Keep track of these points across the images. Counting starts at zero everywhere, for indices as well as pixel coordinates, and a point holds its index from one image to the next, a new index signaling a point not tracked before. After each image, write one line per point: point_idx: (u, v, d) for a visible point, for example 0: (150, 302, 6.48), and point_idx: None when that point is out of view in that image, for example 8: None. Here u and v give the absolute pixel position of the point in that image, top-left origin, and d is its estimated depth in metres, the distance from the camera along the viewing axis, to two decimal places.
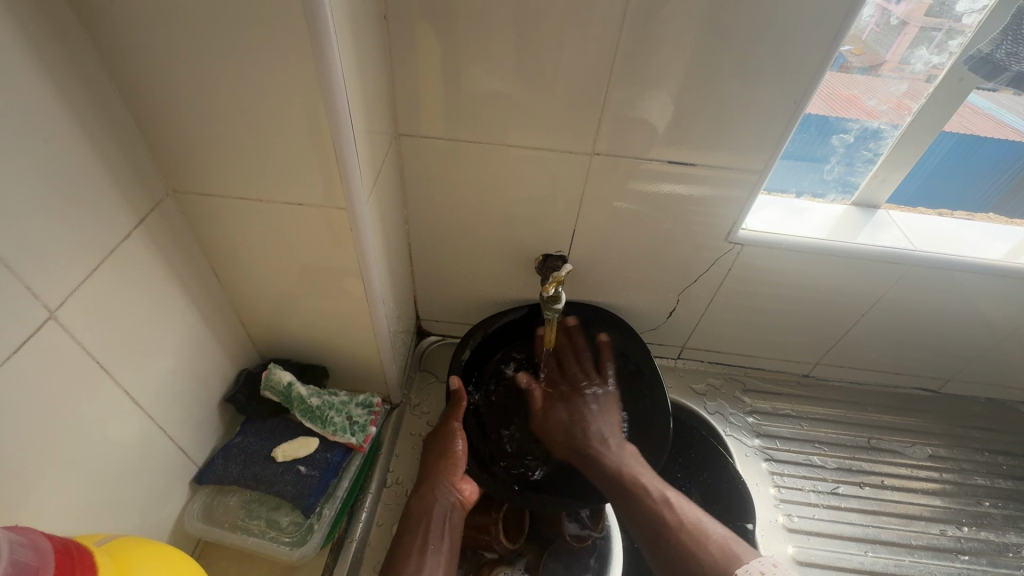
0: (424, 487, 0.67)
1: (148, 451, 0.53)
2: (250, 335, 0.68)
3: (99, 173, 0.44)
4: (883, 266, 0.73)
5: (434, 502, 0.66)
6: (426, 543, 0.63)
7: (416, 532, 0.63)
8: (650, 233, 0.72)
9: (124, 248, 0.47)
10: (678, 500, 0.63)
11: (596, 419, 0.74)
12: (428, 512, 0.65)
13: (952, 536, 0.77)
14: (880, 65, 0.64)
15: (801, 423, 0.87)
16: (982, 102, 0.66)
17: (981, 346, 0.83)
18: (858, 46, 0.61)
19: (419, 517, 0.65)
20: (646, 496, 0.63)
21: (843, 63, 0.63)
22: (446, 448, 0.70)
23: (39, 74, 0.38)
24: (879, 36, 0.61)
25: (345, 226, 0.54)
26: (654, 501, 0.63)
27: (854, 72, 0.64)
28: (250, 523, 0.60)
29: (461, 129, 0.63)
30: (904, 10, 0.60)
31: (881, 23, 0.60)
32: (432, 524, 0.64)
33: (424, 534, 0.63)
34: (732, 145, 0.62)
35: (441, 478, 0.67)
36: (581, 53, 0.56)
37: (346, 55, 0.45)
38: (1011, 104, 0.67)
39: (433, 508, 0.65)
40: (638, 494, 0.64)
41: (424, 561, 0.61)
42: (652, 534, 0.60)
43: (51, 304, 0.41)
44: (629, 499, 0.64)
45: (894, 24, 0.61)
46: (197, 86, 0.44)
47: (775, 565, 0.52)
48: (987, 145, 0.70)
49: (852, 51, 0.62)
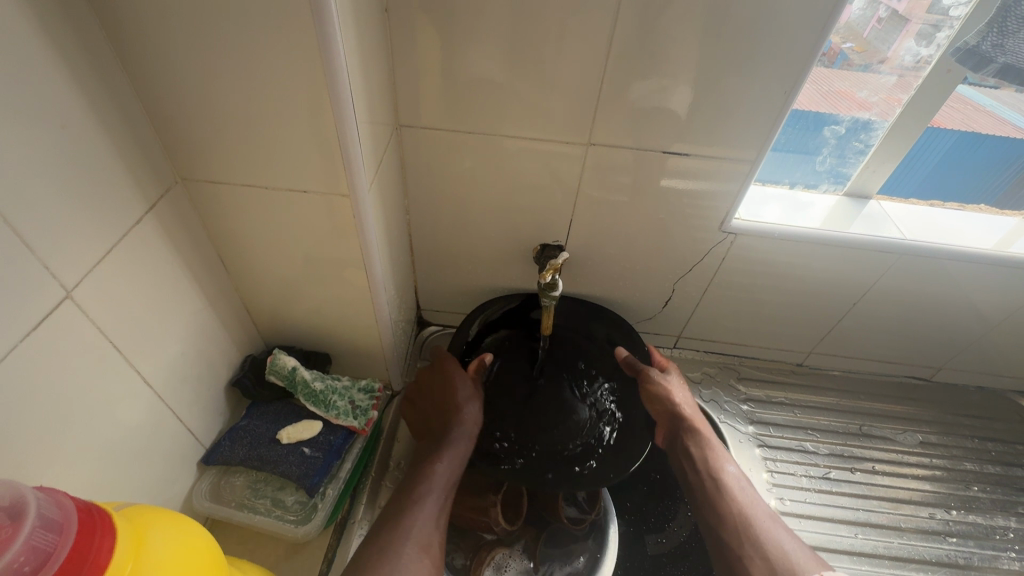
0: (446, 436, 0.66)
1: (157, 430, 0.55)
2: (255, 322, 0.69)
3: (112, 160, 0.45)
4: (873, 255, 0.74)
5: (455, 451, 0.65)
6: (441, 487, 0.61)
7: (433, 476, 0.62)
8: (645, 223, 0.74)
9: (135, 232, 0.49)
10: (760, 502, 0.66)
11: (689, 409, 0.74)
12: (449, 457, 0.64)
13: (941, 519, 0.78)
14: (881, 61, 0.66)
15: (795, 410, 0.88)
16: (982, 96, 0.69)
17: (971, 334, 0.85)
18: (858, 44, 0.64)
19: (437, 461, 0.63)
20: (732, 490, 0.66)
21: (844, 60, 0.65)
22: (466, 405, 0.70)
23: (56, 62, 0.39)
24: (880, 35, 0.64)
25: (348, 213, 0.55)
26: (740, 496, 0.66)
27: (857, 69, 0.66)
28: (256, 502, 0.62)
29: (461, 120, 0.65)
30: (906, 6, 0.62)
31: (880, 21, 0.63)
32: (451, 471, 0.63)
33: (442, 478, 0.62)
34: (725, 135, 0.64)
35: (463, 430, 0.67)
36: (578, 46, 0.58)
37: (349, 47, 0.46)
38: (1012, 102, 0.70)
39: (452, 453, 0.65)
40: (723, 488, 0.67)
41: (437, 505, 0.59)
42: (730, 527, 0.63)
43: (67, 283, 0.42)
44: (714, 492, 0.67)
45: (893, 21, 0.63)
46: (206, 76, 0.45)
47: None
48: (986, 144, 0.72)
49: (852, 49, 0.64)
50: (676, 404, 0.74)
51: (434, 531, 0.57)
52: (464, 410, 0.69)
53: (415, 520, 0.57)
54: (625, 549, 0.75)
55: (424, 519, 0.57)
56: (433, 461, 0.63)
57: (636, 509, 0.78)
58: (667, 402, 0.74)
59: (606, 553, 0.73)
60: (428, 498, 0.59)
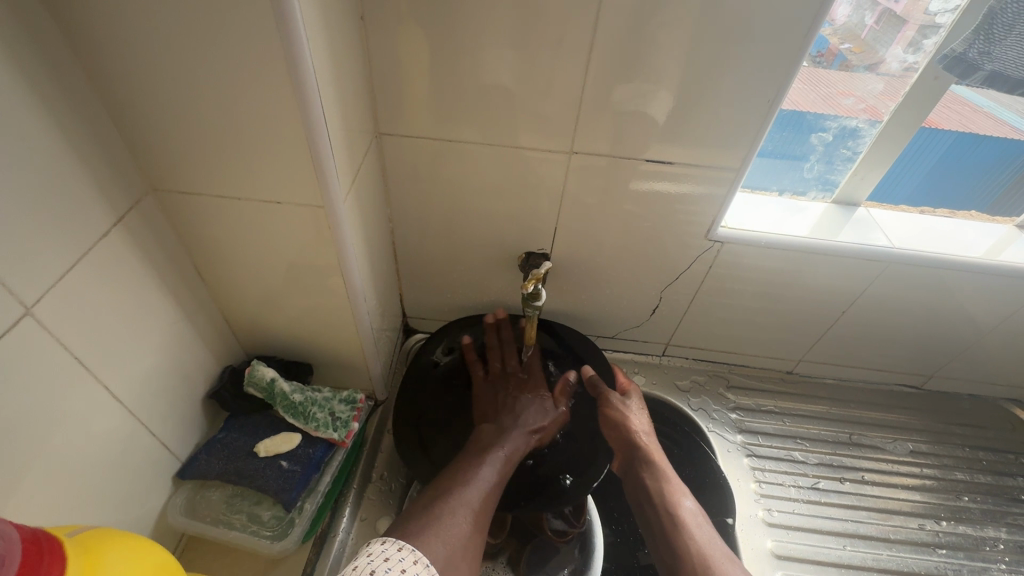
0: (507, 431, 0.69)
1: (130, 446, 0.54)
2: (235, 332, 0.69)
3: (76, 171, 0.44)
4: (862, 263, 0.73)
5: (510, 446, 0.67)
6: (495, 474, 0.63)
7: (490, 462, 0.64)
8: (631, 231, 0.73)
9: (103, 245, 0.48)
10: (719, 544, 0.64)
11: (644, 435, 0.74)
12: (505, 451, 0.66)
13: (930, 530, 0.78)
14: (879, 64, 0.65)
15: (784, 419, 0.87)
16: (980, 99, 0.68)
17: (963, 341, 0.84)
18: (857, 44, 0.63)
19: (498, 451, 0.66)
20: (690, 529, 0.65)
21: (842, 61, 0.64)
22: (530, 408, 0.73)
23: (17, 77, 0.38)
24: (879, 35, 0.63)
25: (324, 224, 0.55)
26: (697, 537, 0.64)
27: (856, 71, 0.65)
28: (232, 517, 0.61)
29: (441, 128, 0.64)
30: (904, 7, 0.61)
31: (879, 21, 0.62)
32: (505, 462, 0.65)
33: (495, 468, 0.64)
34: (708, 143, 0.63)
35: (522, 426, 0.70)
36: (558, 53, 0.57)
37: (320, 55, 0.46)
38: (1013, 104, 0.68)
39: (508, 446, 0.67)
40: (680, 526, 0.66)
41: (490, 489, 0.61)
42: (684, 565, 0.62)
43: (28, 300, 0.41)
44: (670, 530, 0.66)
45: (890, 23, 0.62)
46: (173, 86, 0.45)
47: None
48: (986, 143, 0.71)
49: (851, 49, 0.63)
50: (634, 433, 0.73)
51: (485, 512, 0.58)
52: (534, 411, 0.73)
53: (471, 499, 0.58)
54: (611, 561, 0.74)
55: (480, 499, 0.59)
56: (493, 450, 0.66)
57: (624, 520, 0.77)
58: (624, 429, 0.74)
59: (592, 565, 0.72)
60: (483, 480, 0.61)
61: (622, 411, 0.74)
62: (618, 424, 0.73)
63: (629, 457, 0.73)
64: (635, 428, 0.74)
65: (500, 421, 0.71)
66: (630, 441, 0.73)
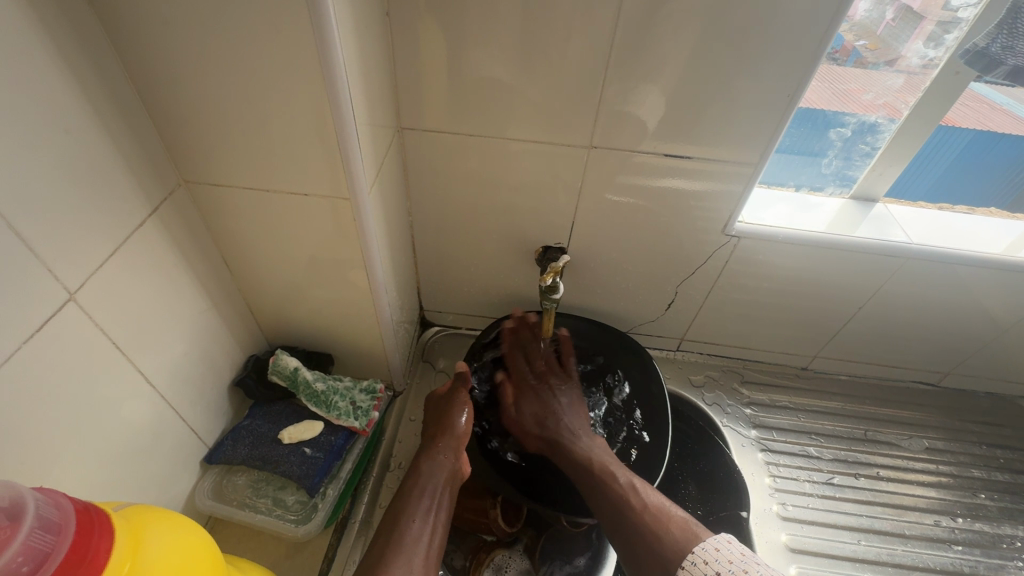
0: (434, 450, 0.67)
1: (161, 429, 0.56)
2: (258, 323, 0.70)
3: (115, 163, 0.46)
4: (880, 259, 0.73)
5: (441, 469, 0.65)
6: (432, 514, 0.61)
7: (424, 497, 0.62)
8: (648, 227, 0.73)
9: (138, 234, 0.49)
10: (644, 489, 0.63)
11: (565, 410, 0.74)
12: (440, 478, 0.64)
13: (946, 526, 0.78)
14: (895, 60, 0.65)
15: (798, 415, 0.88)
16: (1000, 96, 0.68)
17: (981, 339, 0.83)
18: (871, 40, 0.63)
19: (423, 489, 0.63)
20: (608, 484, 0.64)
21: (857, 58, 0.65)
22: (458, 415, 0.70)
23: (62, 71, 0.40)
24: (895, 32, 0.63)
25: (349, 216, 0.56)
26: (619, 488, 0.63)
27: (870, 68, 0.66)
28: (257, 501, 0.63)
29: (461, 122, 0.65)
30: (921, 2, 0.61)
31: (896, 20, 0.62)
32: (436, 494, 0.63)
33: (428, 498, 0.62)
34: (727, 139, 0.63)
35: (448, 442, 0.67)
36: (581, 49, 0.57)
37: (348, 51, 0.47)
38: None
39: (438, 467, 0.65)
40: (602, 483, 0.65)
41: (433, 528, 0.60)
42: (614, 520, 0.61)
43: (71, 286, 0.43)
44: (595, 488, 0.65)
45: (908, 22, 0.62)
46: (207, 80, 0.46)
47: (729, 541, 0.54)
48: (1005, 143, 0.71)
49: (865, 46, 0.64)
50: (555, 412, 0.74)
51: (430, 559, 0.57)
52: (458, 425, 0.69)
53: (411, 547, 0.57)
54: None
55: (421, 548, 0.57)
56: (423, 483, 0.63)
57: None
58: (543, 408, 0.75)
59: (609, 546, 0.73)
60: (419, 518, 0.60)
61: (548, 393, 0.76)
62: (544, 404, 0.75)
63: (548, 437, 0.72)
64: (558, 410, 0.74)
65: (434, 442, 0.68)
66: (552, 418, 0.73)
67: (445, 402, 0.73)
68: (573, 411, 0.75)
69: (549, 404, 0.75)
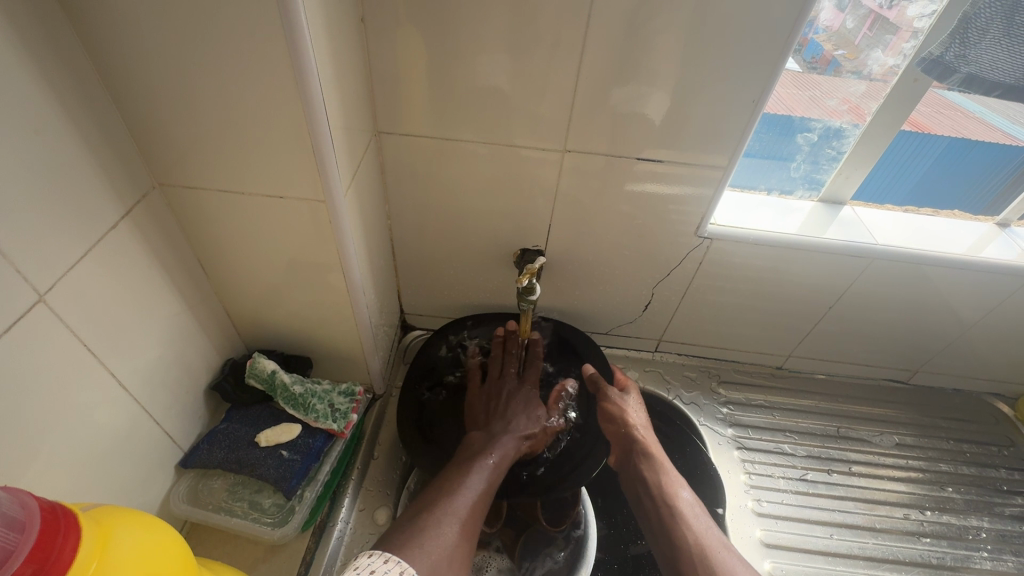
0: (504, 433, 0.70)
1: (135, 433, 0.55)
2: (235, 326, 0.70)
3: (88, 167, 0.46)
4: (849, 260, 0.75)
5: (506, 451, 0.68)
6: (483, 483, 0.63)
7: (479, 468, 0.64)
8: (623, 228, 0.75)
9: (110, 237, 0.49)
10: (715, 534, 0.66)
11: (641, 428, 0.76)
12: (493, 458, 0.66)
13: (915, 519, 0.80)
14: (869, 73, 0.67)
15: (773, 413, 0.89)
16: (973, 104, 0.71)
17: (947, 337, 0.86)
18: (850, 50, 0.66)
19: (484, 461, 0.66)
20: (688, 521, 0.67)
21: (836, 68, 0.67)
22: (533, 411, 0.74)
23: (33, 74, 0.40)
24: (872, 42, 0.65)
25: (325, 218, 0.56)
26: (696, 528, 0.66)
27: (847, 77, 0.68)
28: (233, 505, 0.63)
29: (437, 126, 0.66)
30: (896, 15, 0.63)
31: (871, 31, 0.64)
32: (494, 474, 0.65)
33: (484, 475, 0.64)
34: (697, 143, 0.65)
35: (515, 436, 0.70)
36: (553, 56, 0.59)
37: (322, 55, 0.48)
38: (999, 108, 0.72)
39: (498, 453, 0.67)
40: (679, 519, 0.68)
41: (477, 499, 0.61)
42: (685, 557, 0.64)
43: (41, 288, 0.43)
44: (669, 521, 0.68)
45: (880, 33, 0.64)
46: (180, 83, 0.46)
47: None
48: (964, 148, 0.74)
49: (845, 55, 0.66)
50: (631, 425, 0.75)
51: (473, 519, 0.59)
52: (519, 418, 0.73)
53: (457, 508, 0.58)
54: (604, 552, 0.77)
55: (467, 507, 0.59)
56: (482, 458, 0.66)
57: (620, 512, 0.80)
58: (622, 421, 0.76)
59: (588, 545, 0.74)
60: (471, 491, 0.61)
61: (620, 405, 0.76)
62: (618, 418, 0.75)
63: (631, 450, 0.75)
64: (633, 422, 0.76)
65: (490, 427, 0.71)
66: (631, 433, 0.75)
67: (517, 399, 0.75)
68: (647, 430, 0.76)
69: (629, 416, 0.76)
